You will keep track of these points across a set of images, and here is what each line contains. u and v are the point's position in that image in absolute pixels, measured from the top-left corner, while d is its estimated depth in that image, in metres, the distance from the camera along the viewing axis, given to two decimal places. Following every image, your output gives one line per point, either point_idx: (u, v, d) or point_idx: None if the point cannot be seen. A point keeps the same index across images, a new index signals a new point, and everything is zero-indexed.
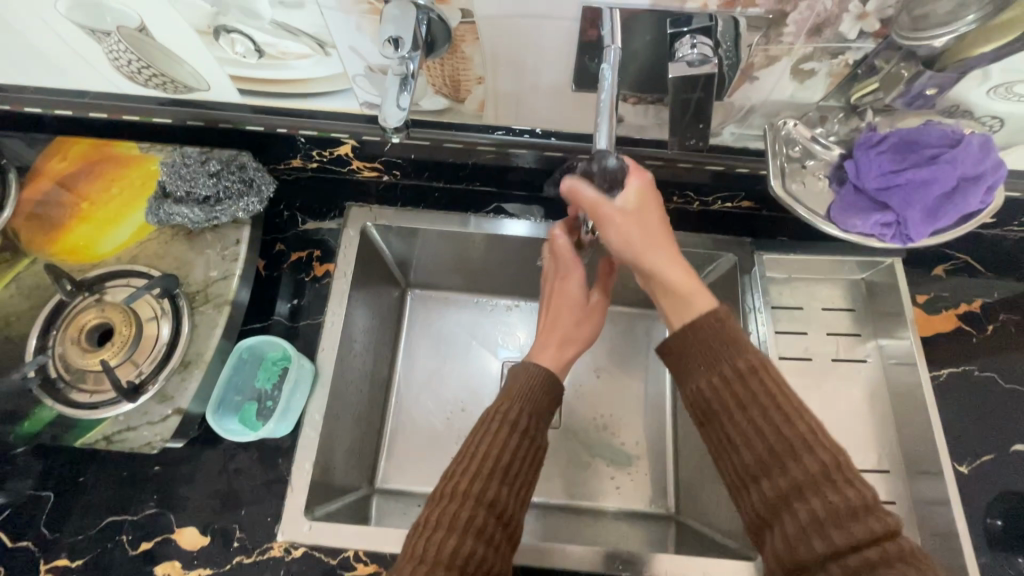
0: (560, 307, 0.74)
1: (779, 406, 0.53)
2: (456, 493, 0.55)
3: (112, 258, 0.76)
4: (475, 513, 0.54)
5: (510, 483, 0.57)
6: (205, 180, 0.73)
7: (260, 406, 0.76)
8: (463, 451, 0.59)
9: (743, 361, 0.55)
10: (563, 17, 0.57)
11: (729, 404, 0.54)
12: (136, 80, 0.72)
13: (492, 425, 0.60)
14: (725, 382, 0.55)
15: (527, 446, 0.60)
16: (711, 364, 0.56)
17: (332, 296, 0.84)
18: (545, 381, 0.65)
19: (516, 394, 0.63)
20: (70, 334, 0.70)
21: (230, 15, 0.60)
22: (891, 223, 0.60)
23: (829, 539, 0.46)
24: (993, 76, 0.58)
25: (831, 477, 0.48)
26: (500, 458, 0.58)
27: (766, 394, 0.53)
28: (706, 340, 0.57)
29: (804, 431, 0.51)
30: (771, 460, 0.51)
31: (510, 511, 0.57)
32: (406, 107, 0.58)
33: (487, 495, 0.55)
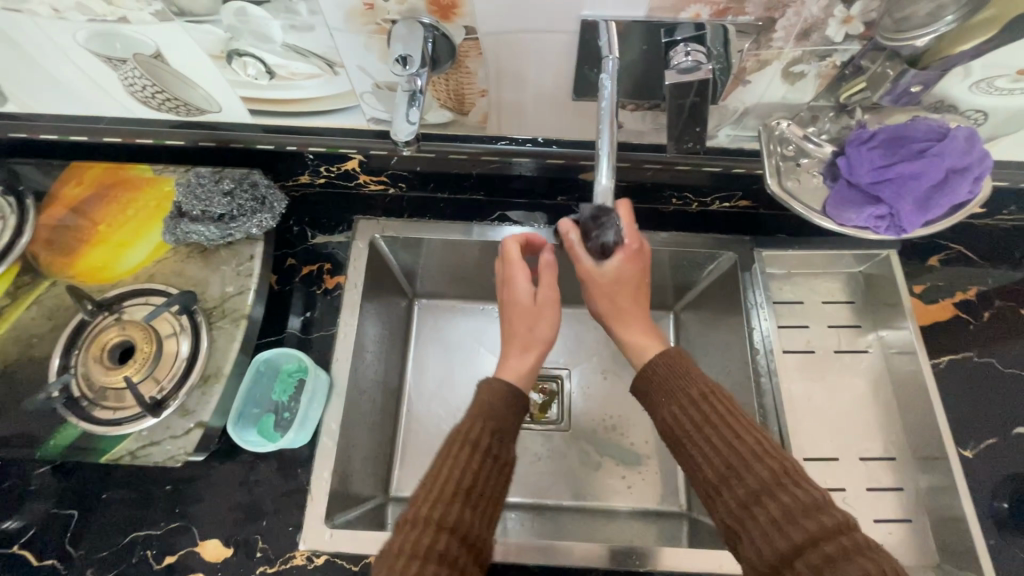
0: (513, 318, 0.71)
1: (732, 423, 0.55)
2: (417, 518, 0.53)
3: (129, 278, 0.78)
4: (438, 537, 0.52)
5: (474, 505, 0.55)
6: (221, 199, 0.76)
7: (278, 418, 0.78)
8: (425, 476, 0.57)
9: (695, 388, 0.59)
10: (562, 31, 0.60)
11: (688, 428, 0.57)
12: (150, 104, 0.75)
13: (452, 449, 0.58)
14: (683, 409, 0.58)
15: (492, 465, 0.59)
16: (670, 396, 0.60)
17: (344, 308, 0.86)
18: (510, 399, 0.63)
19: (477, 413, 0.61)
20: (93, 352, 0.72)
21: (243, 40, 0.63)
22: (885, 216, 0.62)
23: (789, 540, 0.47)
24: (974, 72, 0.60)
25: (784, 481, 0.50)
26: (463, 480, 0.56)
27: (720, 412, 0.56)
28: (661, 377, 0.61)
29: (756, 443, 0.53)
30: (730, 471, 0.53)
31: (476, 534, 0.55)
32: (415, 121, 0.60)
33: (449, 519, 0.53)
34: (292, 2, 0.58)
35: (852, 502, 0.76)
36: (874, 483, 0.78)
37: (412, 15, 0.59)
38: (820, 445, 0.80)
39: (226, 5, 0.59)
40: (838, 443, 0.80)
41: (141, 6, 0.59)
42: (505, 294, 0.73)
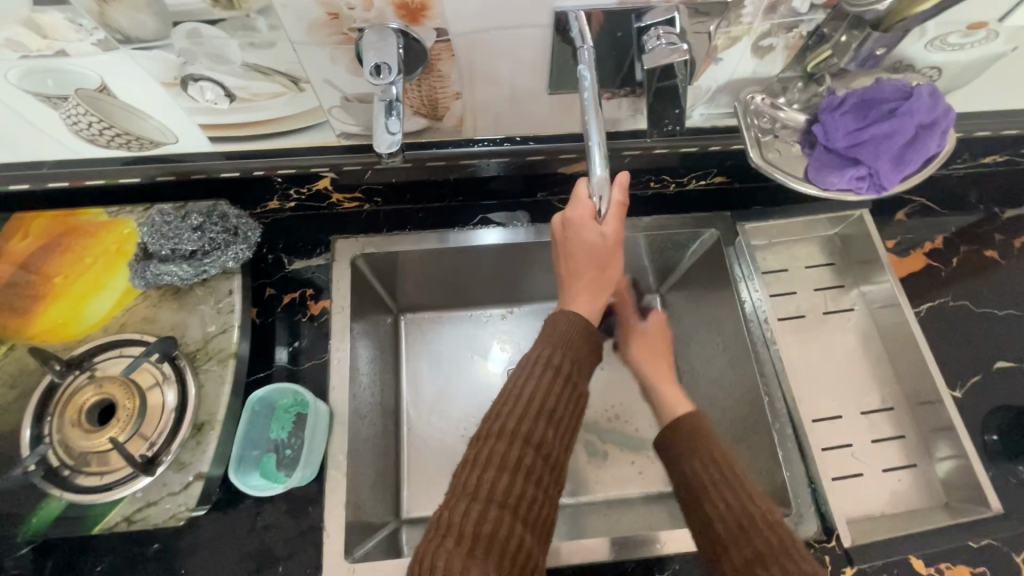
0: (582, 260, 0.65)
1: (745, 489, 0.55)
2: (503, 433, 0.53)
3: (98, 330, 0.72)
4: (524, 454, 0.52)
5: (557, 426, 0.55)
6: (190, 234, 0.71)
7: (279, 456, 0.74)
8: (508, 389, 0.56)
9: (716, 450, 0.58)
10: (536, 24, 0.59)
11: (706, 484, 0.56)
12: (98, 142, 0.69)
13: (537, 369, 0.57)
14: (704, 467, 0.57)
15: (571, 391, 0.58)
16: (692, 451, 0.58)
17: (334, 333, 0.82)
18: (587, 330, 0.62)
19: (558, 341, 0.60)
20: (69, 417, 0.66)
21: (198, 63, 0.59)
22: (865, 176, 0.64)
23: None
24: (930, 31, 0.63)
25: (791, 552, 0.49)
26: (546, 402, 0.55)
27: (738, 481, 0.55)
28: (685, 435, 0.60)
29: (769, 512, 0.52)
30: (741, 531, 0.52)
31: (555, 456, 0.54)
32: (396, 131, 0.57)
33: (535, 436, 0.53)
34: (251, 18, 0.54)
35: (860, 456, 0.79)
36: (877, 434, 0.81)
37: (380, 21, 0.56)
38: (822, 404, 0.82)
39: (176, 27, 0.54)
40: (839, 401, 0.82)
41: (81, 36, 0.54)
42: (566, 232, 0.65)
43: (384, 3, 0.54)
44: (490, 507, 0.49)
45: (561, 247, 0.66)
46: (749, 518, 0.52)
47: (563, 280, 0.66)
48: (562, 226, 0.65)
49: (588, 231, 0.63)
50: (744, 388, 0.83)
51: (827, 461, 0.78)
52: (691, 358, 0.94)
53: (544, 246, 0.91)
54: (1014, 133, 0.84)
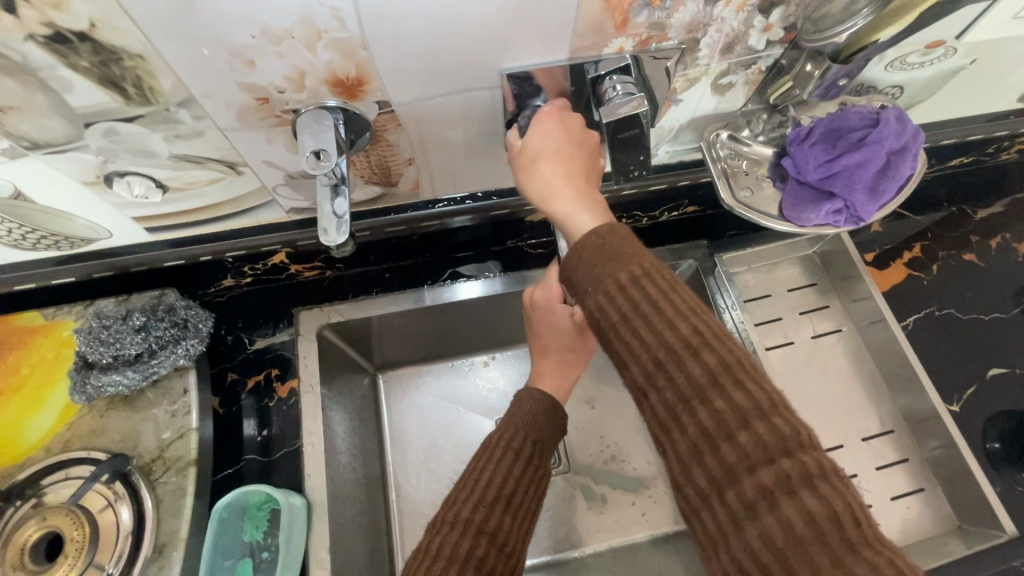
0: (551, 342, 0.69)
1: (667, 311, 0.43)
2: (455, 521, 0.51)
3: (39, 450, 0.65)
4: (476, 545, 0.50)
5: (515, 513, 0.53)
6: (133, 337, 0.66)
7: (257, 560, 0.69)
8: (468, 475, 0.55)
9: (624, 270, 0.45)
10: (484, 86, 0.55)
11: (613, 320, 0.45)
12: (22, 246, 0.64)
13: (496, 451, 0.56)
14: (607, 297, 0.45)
15: (531, 475, 0.57)
16: (593, 283, 0.46)
17: (305, 415, 0.77)
18: (550, 407, 0.62)
19: (520, 420, 0.60)
20: (10, 558, 0.59)
21: (120, 160, 0.54)
22: (841, 210, 0.61)
23: (720, 459, 0.39)
24: (889, 55, 0.61)
25: (727, 384, 0.40)
26: (504, 485, 0.53)
27: (661, 302, 0.43)
28: (584, 261, 0.47)
29: (694, 336, 0.42)
30: (659, 371, 0.43)
31: (513, 541, 0.52)
32: (344, 213, 0.52)
33: (489, 525, 0.51)
34: (171, 111, 0.49)
35: (866, 485, 0.76)
36: (881, 460, 0.78)
37: (315, 100, 0.52)
38: (822, 433, 0.79)
39: (90, 128, 0.49)
40: (838, 428, 0.80)
41: None
42: (536, 314, 0.69)
43: (317, 81, 0.50)
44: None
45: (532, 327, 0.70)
46: (667, 354, 0.42)
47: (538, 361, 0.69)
48: (531, 308, 0.69)
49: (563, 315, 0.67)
50: None
51: None
52: None
53: (519, 294, 0.87)
54: (979, 137, 0.83)
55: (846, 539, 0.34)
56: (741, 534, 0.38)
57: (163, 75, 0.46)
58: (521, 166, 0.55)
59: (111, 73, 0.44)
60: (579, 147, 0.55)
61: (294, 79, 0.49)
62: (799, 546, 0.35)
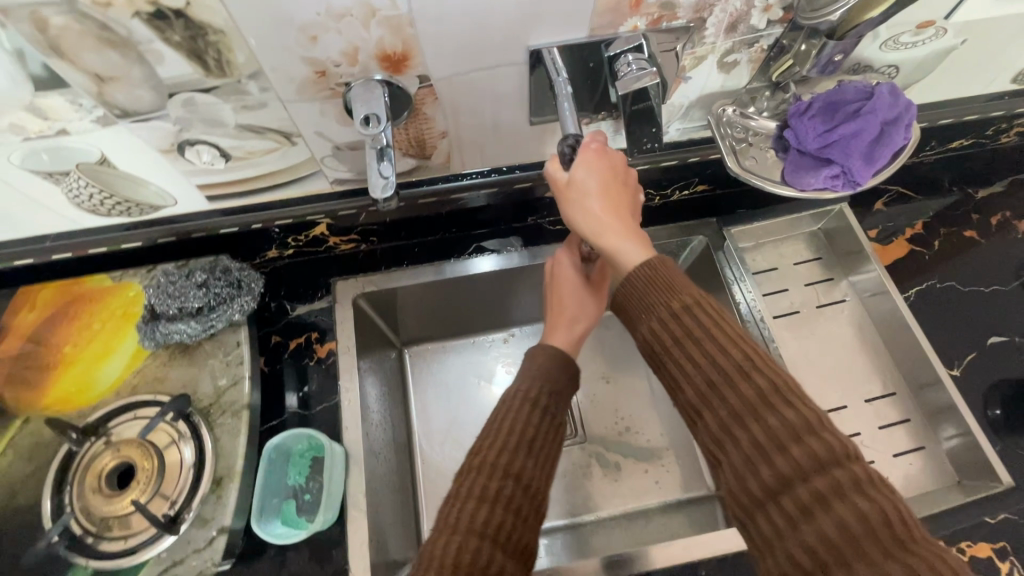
0: (563, 291, 0.77)
1: (719, 337, 0.49)
2: (482, 466, 0.54)
3: (110, 395, 0.73)
4: (503, 485, 0.53)
5: (536, 457, 0.57)
6: (195, 292, 0.73)
7: (299, 501, 0.75)
8: (491, 427, 0.59)
9: (678, 299, 0.52)
10: (512, 63, 0.62)
11: (668, 344, 0.51)
12: (99, 211, 0.71)
13: (514, 402, 0.60)
14: (663, 322, 0.52)
15: (547, 423, 0.60)
16: (648, 310, 0.53)
17: (342, 373, 0.83)
18: (560, 360, 0.67)
19: (534, 375, 0.64)
20: (88, 482, 0.67)
21: (194, 129, 0.61)
22: (838, 174, 0.67)
23: (774, 470, 0.43)
24: (882, 34, 0.67)
25: (776, 400, 0.45)
26: (523, 431, 0.58)
27: (712, 328, 0.50)
28: (639, 292, 0.55)
29: (743, 359, 0.48)
30: (712, 391, 0.48)
31: (537, 484, 0.56)
32: (389, 175, 0.59)
33: (513, 466, 0.55)
34: (242, 83, 0.57)
35: (869, 444, 0.80)
36: (883, 421, 0.82)
37: (365, 73, 0.59)
38: (827, 396, 0.84)
39: (172, 98, 0.57)
40: (843, 392, 0.84)
41: (81, 115, 0.57)
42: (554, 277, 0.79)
43: (368, 56, 0.57)
44: (471, 537, 0.50)
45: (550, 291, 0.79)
46: (719, 374, 0.48)
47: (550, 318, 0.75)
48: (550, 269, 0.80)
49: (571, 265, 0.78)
50: None
51: None
52: None
53: (538, 268, 0.93)
54: (976, 118, 0.88)
55: (895, 538, 0.38)
56: (798, 537, 0.41)
57: (239, 49, 0.53)
58: (568, 199, 0.61)
59: (197, 46, 0.52)
60: (619, 180, 0.61)
61: (349, 54, 0.56)
62: (855, 544, 0.38)
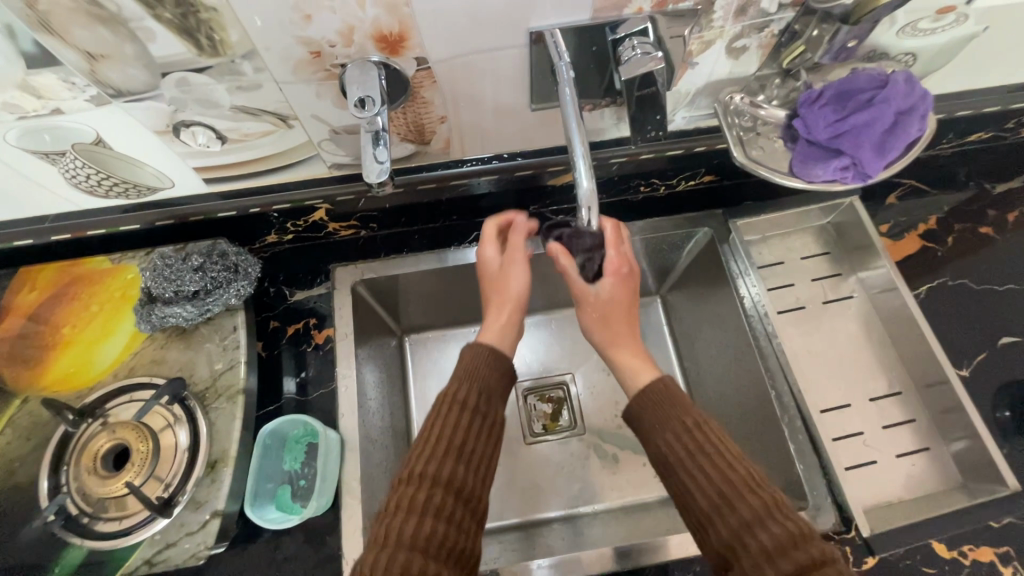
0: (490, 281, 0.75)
1: (725, 450, 0.55)
2: (414, 475, 0.55)
3: (108, 376, 0.73)
4: (434, 493, 0.54)
5: (467, 461, 0.58)
6: (191, 275, 0.71)
7: (294, 487, 0.75)
8: (425, 431, 0.59)
9: (689, 415, 0.58)
10: (512, 46, 0.60)
11: (681, 453, 0.56)
12: (97, 192, 0.71)
13: (442, 406, 0.61)
14: (676, 434, 0.57)
15: (481, 424, 0.61)
16: (663, 424, 0.58)
17: (339, 360, 0.83)
18: (488, 356, 0.66)
19: (464, 375, 0.64)
20: (85, 464, 0.67)
21: (188, 110, 0.60)
22: (848, 166, 0.65)
23: (779, 571, 0.46)
24: (900, 19, 0.64)
25: (773, 510, 0.49)
26: (454, 437, 0.58)
27: (719, 443, 0.55)
28: (652, 409, 0.60)
29: (745, 473, 0.53)
30: (721, 499, 0.52)
31: (469, 490, 0.57)
32: (384, 160, 0.58)
33: (444, 474, 0.55)
34: (236, 63, 0.56)
35: (872, 443, 0.79)
36: (888, 420, 0.80)
37: (361, 55, 0.58)
38: (831, 394, 0.82)
39: (166, 77, 0.56)
40: (847, 390, 0.82)
41: (74, 94, 0.56)
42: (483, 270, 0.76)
43: (363, 37, 0.55)
44: (402, 549, 0.50)
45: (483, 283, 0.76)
46: (728, 485, 0.52)
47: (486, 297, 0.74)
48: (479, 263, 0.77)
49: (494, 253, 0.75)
50: (751, 383, 0.83)
51: (840, 451, 0.78)
52: (697, 356, 0.96)
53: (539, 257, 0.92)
54: (996, 109, 0.84)
55: None
56: None
57: (232, 27, 0.52)
58: (588, 317, 0.69)
59: (188, 24, 0.51)
60: (627, 293, 0.69)
61: (345, 34, 0.55)
62: None
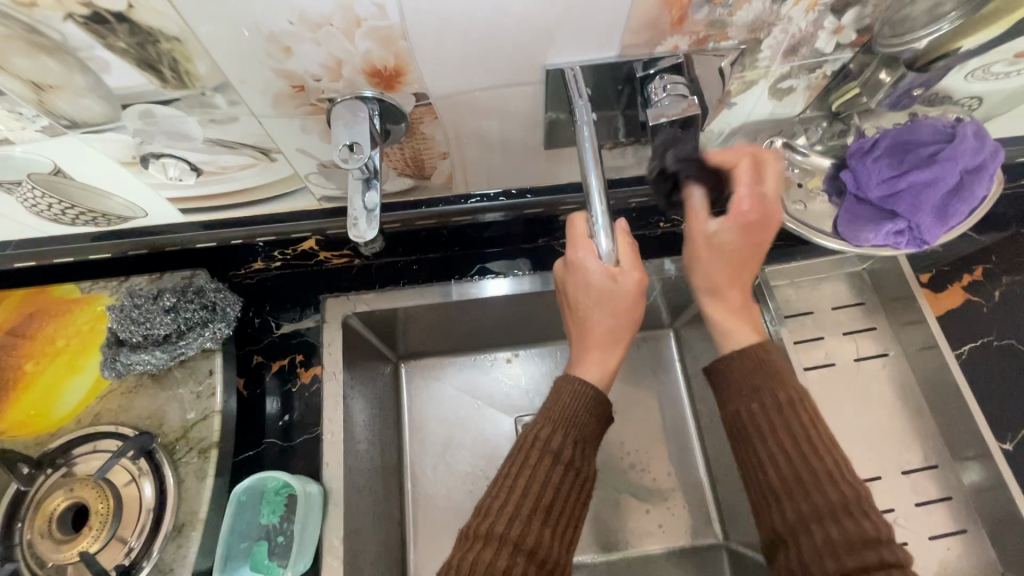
0: (586, 300, 0.56)
1: (813, 438, 0.53)
2: (489, 536, 0.47)
3: (71, 421, 0.67)
4: (513, 563, 0.45)
5: (554, 525, 0.48)
6: (162, 318, 0.67)
7: (272, 544, 0.67)
8: (501, 477, 0.50)
9: (782, 392, 0.55)
10: (526, 82, 0.52)
11: (763, 429, 0.54)
12: (62, 221, 0.65)
13: (530, 455, 0.50)
14: (764, 409, 0.55)
15: (573, 480, 0.51)
16: (751, 394, 0.56)
17: (326, 402, 0.74)
18: (593, 401, 0.54)
19: (559, 417, 0.52)
20: (39, 525, 0.62)
21: (155, 142, 0.53)
22: (903, 231, 0.58)
23: (844, 567, 0.46)
24: (972, 63, 0.55)
25: (851, 507, 0.48)
26: (541, 495, 0.48)
27: (809, 431, 0.53)
28: (747, 370, 0.57)
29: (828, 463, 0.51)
30: (795, 483, 0.51)
31: (554, 558, 0.48)
32: (374, 206, 0.51)
33: (527, 541, 0.46)
34: (207, 95, 0.48)
35: (904, 522, 0.72)
36: (921, 496, 0.73)
37: (352, 89, 0.50)
38: (858, 463, 0.75)
39: (126, 110, 0.49)
40: (877, 458, 0.75)
41: (23, 124, 0.49)
42: (569, 278, 0.57)
43: (353, 71, 0.48)
44: None
45: (565, 296, 0.58)
46: (808, 473, 0.51)
47: (580, 324, 0.57)
48: (564, 268, 0.58)
49: (593, 260, 0.55)
50: None
51: None
52: (709, 402, 0.88)
53: (550, 295, 0.83)
54: None
55: None
56: None
57: (199, 58, 0.45)
58: (695, 241, 0.58)
59: (147, 54, 0.44)
60: (757, 241, 0.57)
61: (331, 68, 0.48)
62: None
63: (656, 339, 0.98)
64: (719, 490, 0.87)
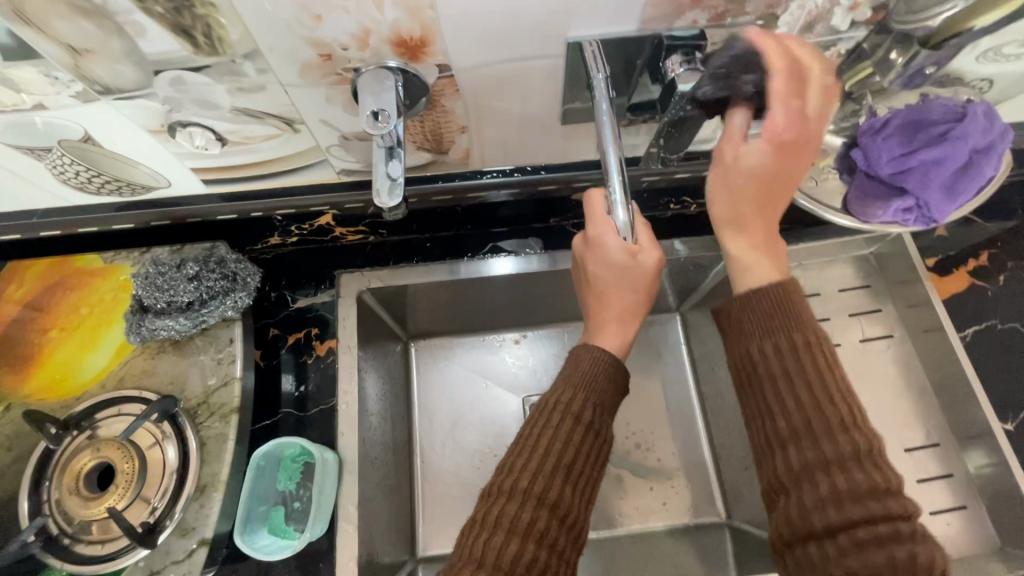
0: (609, 278, 0.58)
1: (825, 385, 0.49)
2: (513, 491, 0.48)
3: (95, 387, 0.70)
4: (537, 516, 0.47)
5: (574, 481, 0.50)
6: (186, 285, 0.69)
7: (288, 508, 0.69)
8: (523, 436, 0.52)
9: (801, 335, 0.51)
10: (547, 54, 0.53)
11: (777, 372, 0.50)
12: (88, 189, 0.66)
13: (553, 417, 0.52)
14: (780, 353, 0.51)
15: (592, 442, 0.52)
16: (766, 332, 0.52)
17: (341, 373, 0.76)
18: (613, 369, 0.56)
19: (579, 382, 0.54)
20: (67, 483, 0.65)
21: (185, 110, 0.54)
22: (911, 207, 0.59)
23: (845, 515, 0.44)
24: (984, 44, 0.56)
25: (860, 457, 0.46)
26: (563, 453, 0.50)
27: (824, 379, 0.49)
28: (762, 309, 0.53)
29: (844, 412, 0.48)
30: (805, 431, 0.48)
31: (574, 513, 0.50)
32: (398, 175, 0.52)
33: (550, 495, 0.48)
34: (237, 63, 0.50)
35: None
36: (922, 473, 0.75)
37: (377, 59, 0.52)
38: None
39: (159, 75, 0.50)
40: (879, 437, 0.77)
41: (58, 89, 0.51)
42: (588, 254, 0.59)
43: (380, 41, 0.49)
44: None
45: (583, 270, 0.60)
46: (819, 418, 0.48)
47: (598, 300, 0.58)
48: (584, 246, 0.59)
49: (615, 235, 0.57)
50: None
51: None
52: (712, 382, 0.90)
53: (558, 274, 0.84)
54: None
55: None
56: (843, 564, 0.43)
57: (232, 26, 0.46)
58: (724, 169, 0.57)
59: (182, 20, 0.45)
60: (792, 168, 0.55)
61: (359, 37, 0.49)
62: None
63: (664, 322, 0.99)
64: (722, 469, 0.89)
